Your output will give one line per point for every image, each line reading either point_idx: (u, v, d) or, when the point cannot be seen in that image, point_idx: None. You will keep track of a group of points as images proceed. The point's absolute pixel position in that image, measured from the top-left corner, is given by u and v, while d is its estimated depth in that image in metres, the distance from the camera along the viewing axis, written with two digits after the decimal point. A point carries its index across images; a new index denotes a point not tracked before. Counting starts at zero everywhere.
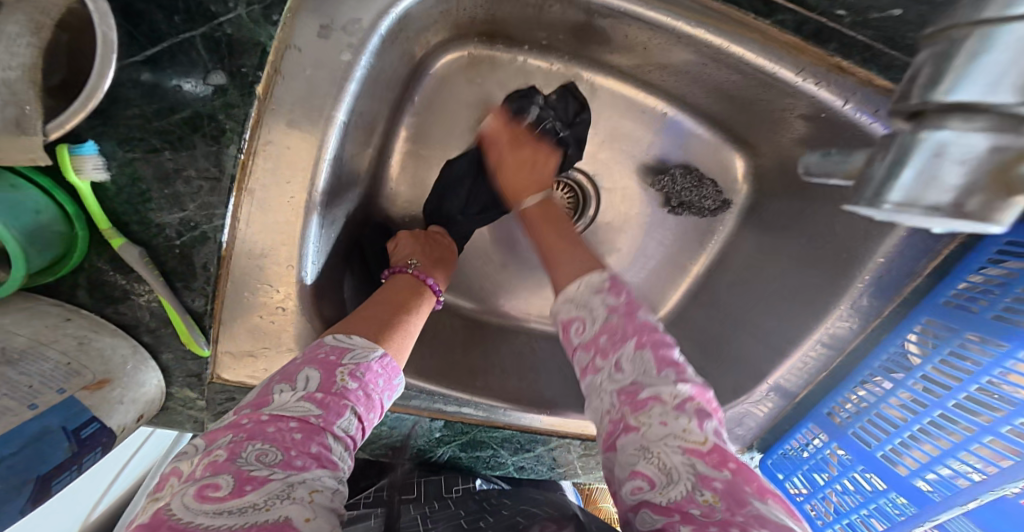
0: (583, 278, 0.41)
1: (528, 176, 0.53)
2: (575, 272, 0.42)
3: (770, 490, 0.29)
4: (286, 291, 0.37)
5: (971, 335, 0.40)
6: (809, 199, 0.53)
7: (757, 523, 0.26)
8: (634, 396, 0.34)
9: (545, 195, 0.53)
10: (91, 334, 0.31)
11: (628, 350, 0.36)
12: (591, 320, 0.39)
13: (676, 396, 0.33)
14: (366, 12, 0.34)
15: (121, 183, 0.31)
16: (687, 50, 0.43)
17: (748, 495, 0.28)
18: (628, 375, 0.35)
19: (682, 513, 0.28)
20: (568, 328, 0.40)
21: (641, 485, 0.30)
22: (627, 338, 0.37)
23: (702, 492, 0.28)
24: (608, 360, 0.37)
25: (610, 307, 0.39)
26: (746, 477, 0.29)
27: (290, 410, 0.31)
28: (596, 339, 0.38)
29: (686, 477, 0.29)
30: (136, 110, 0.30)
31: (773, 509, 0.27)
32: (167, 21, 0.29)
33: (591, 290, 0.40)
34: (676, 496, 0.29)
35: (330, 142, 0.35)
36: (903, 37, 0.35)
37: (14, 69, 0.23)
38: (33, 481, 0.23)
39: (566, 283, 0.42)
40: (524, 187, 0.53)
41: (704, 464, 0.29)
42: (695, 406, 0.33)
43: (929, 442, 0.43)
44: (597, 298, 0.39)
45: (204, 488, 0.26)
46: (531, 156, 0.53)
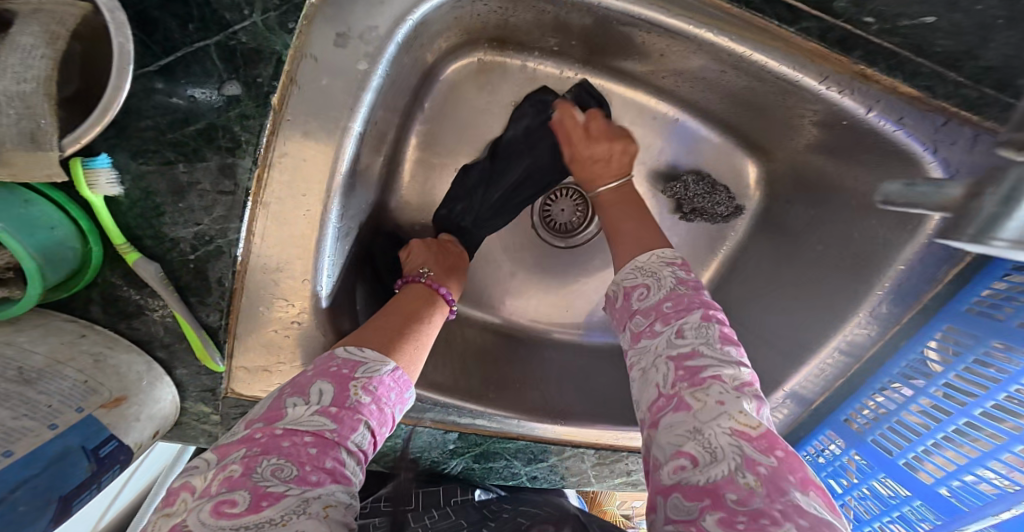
0: (655, 251, 0.41)
1: (603, 168, 0.49)
2: (640, 248, 0.42)
3: (813, 483, 0.27)
4: (301, 306, 0.36)
5: (997, 343, 0.39)
6: (827, 205, 0.53)
7: (798, 513, 0.24)
8: (693, 373, 0.32)
9: (623, 180, 0.49)
10: (106, 351, 0.31)
11: (692, 319, 0.35)
12: (656, 287, 0.38)
13: (735, 378, 0.32)
14: (382, 19, 0.33)
15: (134, 196, 0.30)
16: (705, 58, 0.43)
17: (789, 485, 0.26)
18: (690, 343, 0.34)
19: (716, 497, 0.26)
20: (629, 294, 0.40)
21: (684, 464, 0.29)
22: (693, 308, 0.36)
23: (745, 474, 0.26)
24: (669, 326, 0.36)
25: (679, 280, 0.38)
26: (792, 467, 0.27)
27: (304, 424, 0.30)
28: (660, 305, 0.37)
29: (731, 457, 0.27)
30: (150, 122, 0.29)
31: (813, 502, 0.25)
32: (181, 29, 0.29)
33: (662, 261, 0.40)
34: (717, 476, 0.27)
35: (345, 153, 0.34)
36: (932, 45, 0.35)
37: (28, 82, 0.21)
38: (56, 502, 0.24)
39: (631, 257, 0.42)
40: (602, 173, 0.49)
41: (751, 448, 0.28)
42: (753, 392, 0.32)
43: (952, 449, 0.42)
44: (668, 270, 0.39)
45: (220, 505, 0.25)
46: (607, 151, 0.49)
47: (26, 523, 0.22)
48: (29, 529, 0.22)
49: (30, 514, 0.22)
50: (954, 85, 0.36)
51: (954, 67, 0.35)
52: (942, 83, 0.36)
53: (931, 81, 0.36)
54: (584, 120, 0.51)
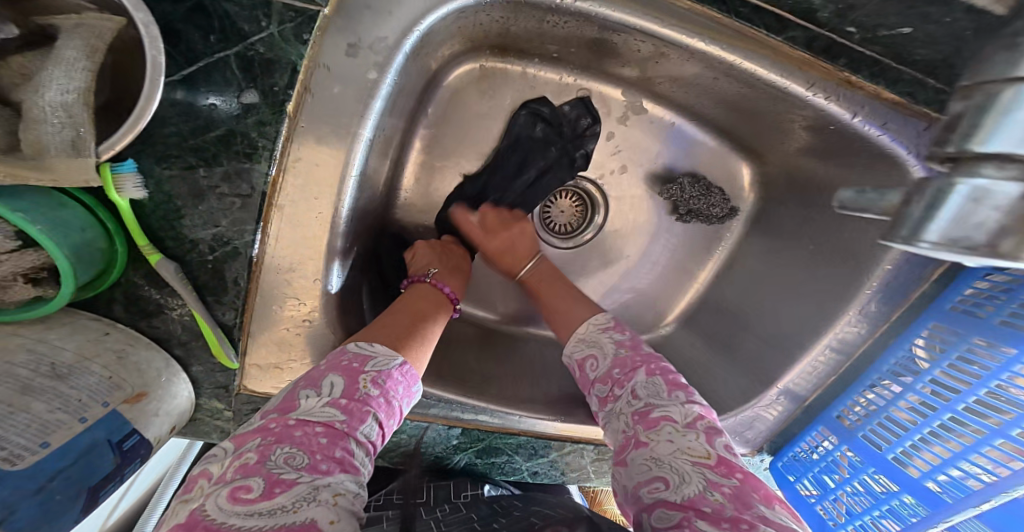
0: (589, 320, 0.47)
1: (513, 256, 0.55)
2: (582, 312, 0.48)
3: (774, 496, 0.32)
4: (312, 305, 0.37)
5: (979, 340, 0.41)
6: (818, 206, 0.54)
7: (764, 522, 0.29)
8: (646, 416, 0.37)
9: (534, 262, 0.55)
10: (128, 347, 0.32)
11: (639, 378, 0.40)
12: (602, 355, 0.44)
13: (686, 415, 0.37)
14: (391, 30, 0.35)
15: (157, 200, 0.31)
16: (698, 64, 0.44)
17: (755, 500, 0.31)
18: (642, 399, 0.39)
19: (696, 509, 0.31)
20: (583, 366, 0.44)
21: (659, 486, 0.33)
22: (637, 366, 0.41)
23: (713, 492, 0.31)
24: (623, 389, 0.41)
25: (617, 343, 0.44)
26: (754, 485, 0.32)
27: (315, 415, 0.32)
28: (609, 373, 0.42)
29: (698, 480, 0.32)
30: (173, 129, 0.31)
31: (778, 513, 0.30)
32: (203, 40, 0.30)
33: (598, 328, 0.46)
34: (689, 494, 0.32)
35: (356, 158, 0.35)
36: (912, 54, 0.37)
37: (71, 93, 0.23)
38: (85, 492, 0.26)
39: (572, 329, 0.47)
40: (512, 259, 0.55)
41: (713, 473, 0.33)
42: (705, 425, 0.36)
43: (939, 445, 0.44)
44: (605, 335, 0.45)
45: (236, 490, 0.27)
46: (517, 234, 0.55)
47: (64, 509, 0.24)
48: (65, 515, 0.24)
49: (66, 501, 0.24)
50: (933, 91, 0.38)
51: (933, 74, 0.37)
52: (923, 89, 0.38)
53: (912, 87, 0.38)
54: (492, 208, 0.57)
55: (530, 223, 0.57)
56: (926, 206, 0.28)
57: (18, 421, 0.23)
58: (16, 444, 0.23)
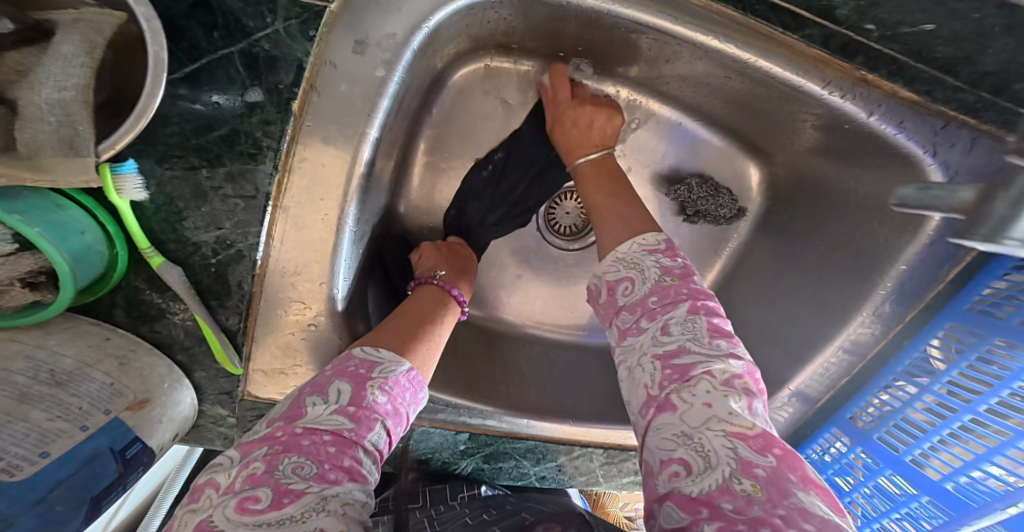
0: (636, 239, 0.43)
1: (584, 136, 0.53)
2: (623, 234, 0.44)
3: (815, 481, 0.28)
4: (318, 308, 0.36)
5: (999, 340, 0.40)
6: (829, 207, 0.54)
7: (801, 518, 0.25)
8: (682, 370, 0.35)
9: (604, 151, 0.52)
10: (130, 353, 0.31)
11: (677, 313, 0.37)
12: (641, 281, 0.40)
13: (724, 373, 0.34)
14: (399, 26, 0.34)
15: (158, 201, 0.31)
16: (710, 63, 0.44)
17: (790, 486, 0.27)
18: (675, 340, 0.36)
19: (712, 507, 0.27)
20: (615, 289, 0.42)
21: (678, 471, 0.30)
22: (679, 300, 0.38)
23: (740, 480, 0.27)
24: (654, 321, 0.38)
25: (663, 268, 0.40)
26: (792, 466, 0.28)
27: (323, 423, 0.31)
28: (645, 300, 0.39)
29: (724, 463, 0.29)
30: (175, 128, 0.30)
31: (817, 502, 0.26)
32: (206, 37, 0.29)
33: (644, 250, 0.41)
34: (710, 485, 0.28)
35: (362, 158, 0.34)
36: (932, 52, 0.36)
37: (69, 90, 0.22)
38: (88, 502, 0.25)
39: (614, 245, 0.44)
40: (579, 147, 0.53)
41: (747, 449, 0.29)
42: (743, 385, 0.33)
43: (959, 446, 0.42)
44: (650, 258, 0.41)
45: (244, 501, 0.26)
46: (591, 115, 0.52)
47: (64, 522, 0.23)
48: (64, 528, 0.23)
49: (67, 511, 0.23)
50: (952, 90, 0.37)
51: (952, 72, 0.36)
52: (941, 88, 0.37)
53: (929, 87, 0.37)
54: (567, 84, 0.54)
55: (620, 115, 0.53)
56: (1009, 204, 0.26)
57: (15, 431, 0.22)
58: (14, 455, 0.22)
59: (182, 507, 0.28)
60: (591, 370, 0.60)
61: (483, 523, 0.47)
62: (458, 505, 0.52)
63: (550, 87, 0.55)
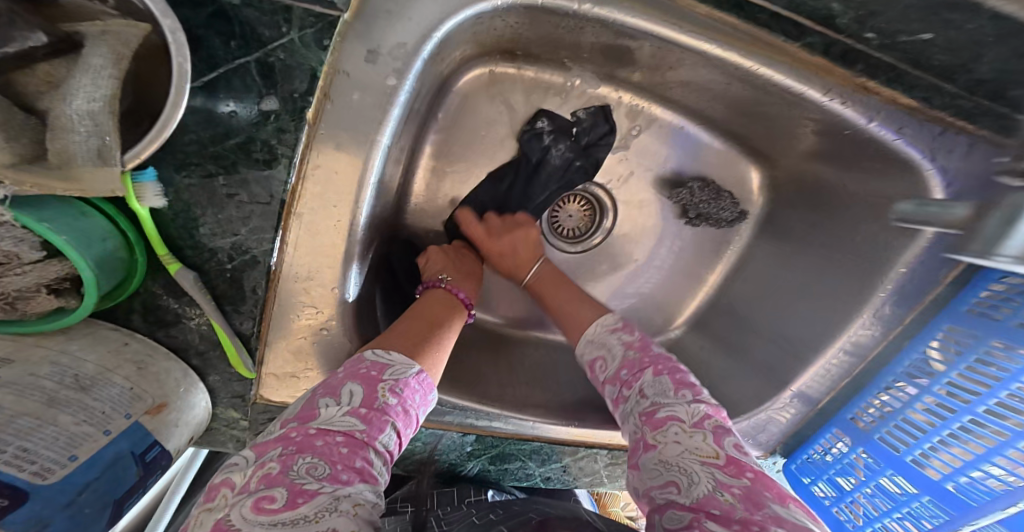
0: (598, 321, 0.48)
1: (514, 260, 0.55)
2: (583, 326, 0.49)
3: (790, 495, 0.32)
4: (329, 312, 0.37)
5: (997, 342, 0.41)
6: (830, 210, 0.54)
7: (775, 522, 0.29)
8: (653, 416, 0.39)
9: (539, 265, 0.55)
10: (148, 358, 0.32)
11: (647, 378, 0.41)
12: (611, 357, 0.45)
13: (692, 415, 0.38)
14: (410, 35, 0.34)
15: (176, 209, 0.31)
16: (712, 71, 0.45)
17: (767, 499, 0.31)
18: (650, 399, 0.40)
19: (707, 511, 0.31)
20: (593, 367, 0.46)
21: (673, 490, 0.33)
22: (644, 367, 0.42)
23: (722, 493, 0.32)
24: (631, 389, 0.42)
25: (626, 344, 0.45)
26: (766, 484, 0.32)
27: (336, 424, 0.32)
28: (618, 373, 0.43)
29: (705, 482, 0.33)
30: (193, 137, 0.30)
31: (793, 511, 0.30)
32: (223, 46, 0.30)
33: (606, 329, 0.47)
34: (700, 494, 0.32)
35: (374, 165, 0.35)
36: (930, 59, 0.37)
37: (98, 101, 0.23)
38: (112, 505, 0.25)
39: (581, 329, 0.49)
40: (523, 262, 0.55)
41: (722, 473, 0.33)
42: (713, 424, 0.37)
43: (959, 446, 0.43)
44: (613, 337, 0.46)
45: (260, 500, 0.26)
46: (517, 225, 0.56)
47: (90, 525, 0.24)
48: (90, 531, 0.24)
49: (93, 514, 0.24)
50: (949, 96, 0.38)
51: (950, 79, 0.38)
52: (939, 94, 0.38)
53: (927, 93, 0.38)
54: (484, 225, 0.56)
55: (534, 228, 0.57)
56: (1002, 222, 0.30)
57: (45, 435, 0.23)
58: (47, 458, 0.22)
59: (198, 505, 0.29)
60: (596, 372, 0.61)
61: (490, 522, 0.46)
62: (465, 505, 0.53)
63: (467, 226, 0.57)
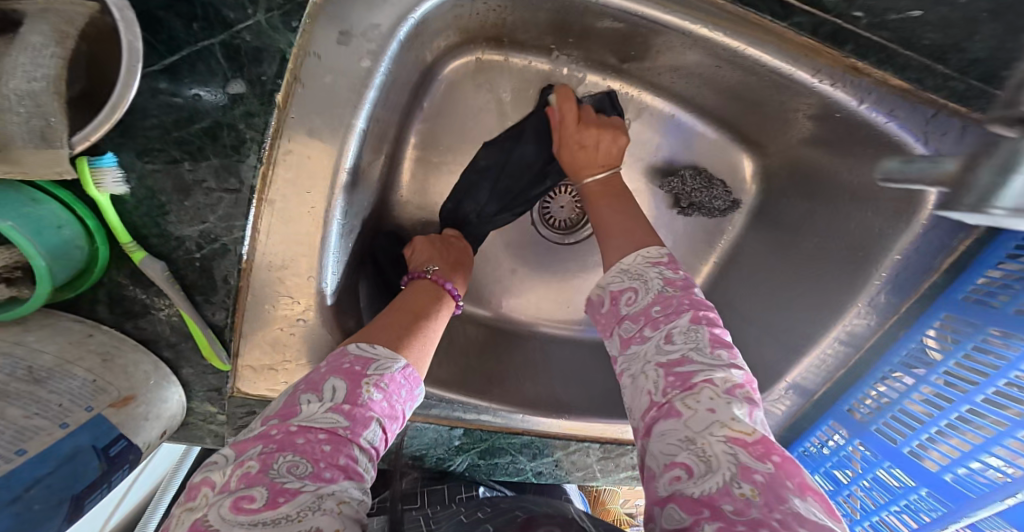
0: (640, 251, 0.42)
1: (591, 157, 0.50)
2: (629, 246, 0.43)
3: (812, 488, 0.27)
4: (306, 303, 0.36)
5: (995, 331, 0.40)
6: (825, 198, 0.53)
7: (796, 521, 0.24)
8: (683, 378, 0.34)
9: (611, 171, 0.50)
10: (114, 350, 0.31)
11: (681, 323, 0.36)
12: (644, 290, 0.40)
13: (725, 381, 0.33)
14: (383, 16, 0.33)
15: (139, 196, 0.30)
16: (700, 52, 0.43)
17: (789, 492, 0.26)
18: (679, 349, 0.35)
19: (713, 509, 0.26)
20: (617, 298, 0.41)
21: (679, 474, 0.29)
22: (681, 311, 0.37)
23: (740, 485, 0.27)
24: (659, 330, 0.37)
25: (666, 280, 0.39)
26: (790, 473, 0.28)
27: (317, 421, 0.31)
28: (648, 310, 0.38)
29: (725, 468, 0.28)
30: (154, 121, 0.29)
31: (813, 508, 0.26)
32: (185, 28, 0.29)
33: (647, 262, 0.41)
34: (710, 489, 0.27)
35: (349, 151, 0.34)
36: (920, 38, 0.35)
37: (39, 81, 0.22)
38: (69, 500, 0.24)
39: (619, 257, 0.43)
40: (587, 165, 0.50)
41: (746, 455, 0.28)
42: (744, 394, 0.33)
43: (957, 436, 0.42)
44: (654, 270, 0.40)
45: (239, 500, 0.25)
46: (595, 137, 0.50)
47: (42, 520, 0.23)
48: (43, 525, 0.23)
49: (46, 511, 0.23)
50: (942, 78, 0.36)
51: (941, 60, 0.36)
52: (931, 76, 0.36)
53: (921, 74, 0.37)
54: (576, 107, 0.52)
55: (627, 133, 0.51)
56: None
57: None
58: None
59: (179, 504, 0.28)
60: (587, 365, 0.60)
61: (478, 519, 0.46)
62: (454, 504, 0.52)
63: (557, 105, 0.52)
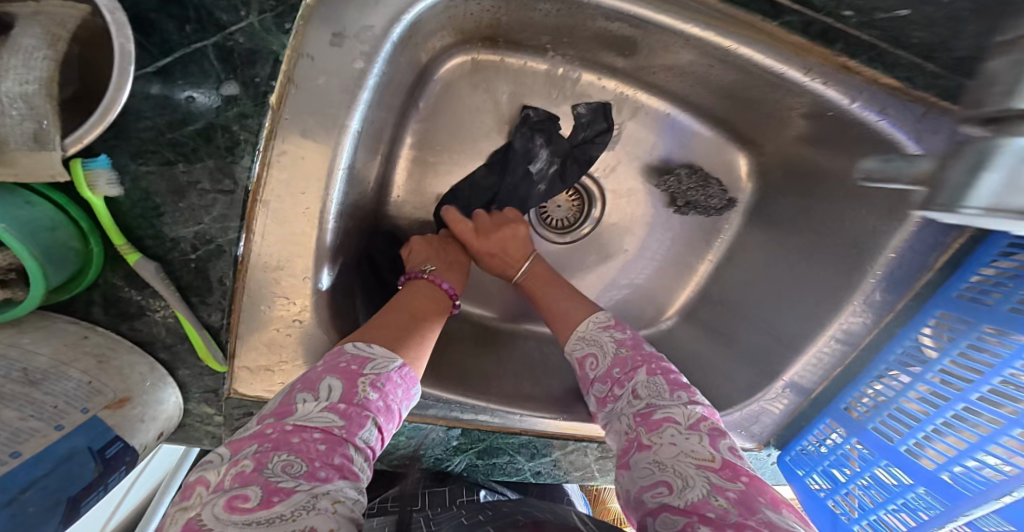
0: (590, 317, 0.45)
1: (501, 261, 0.52)
2: (580, 311, 0.46)
3: (783, 500, 0.31)
4: (302, 304, 0.36)
5: (990, 328, 0.40)
6: (820, 196, 0.53)
7: (769, 527, 0.28)
8: (648, 417, 0.37)
9: (529, 264, 0.52)
10: (110, 352, 0.31)
11: (640, 378, 0.39)
12: (602, 354, 0.42)
13: (688, 417, 0.36)
14: (377, 18, 0.33)
15: (133, 197, 0.30)
16: (693, 52, 0.44)
17: (760, 504, 0.30)
18: (643, 399, 0.38)
19: (700, 514, 0.30)
20: (582, 364, 0.43)
21: (662, 490, 0.32)
22: (637, 366, 0.40)
23: (716, 497, 0.31)
24: (624, 389, 0.40)
25: (619, 341, 0.42)
26: (759, 489, 0.31)
27: (313, 420, 0.31)
28: (609, 372, 0.41)
29: (701, 484, 0.32)
30: (148, 122, 0.30)
31: (785, 518, 0.29)
32: (178, 30, 0.29)
33: (599, 327, 0.44)
34: (693, 498, 0.31)
35: (343, 150, 0.34)
36: (909, 37, 0.36)
37: (32, 83, 0.22)
38: (65, 502, 0.24)
39: (573, 323, 0.45)
40: (512, 258, 0.51)
41: (717, 477, 0.32)
42: (709, 426, 0.36)
43: (953, 435, 0.42)
44: (605, 334, 0.43)
45: (234, 499, 0.26)
46: (507, 237, 0.52)
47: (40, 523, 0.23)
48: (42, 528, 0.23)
49: (41, 513, 0.23)
50: (932, 76, 0.37)
51: (930, 57, 0.36)
52: (922, 74, 0.37)
53: (911, 72, 0.37)
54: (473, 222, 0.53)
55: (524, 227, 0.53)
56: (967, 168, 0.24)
57: None
58: None
59: (173, 503, 0.28)
60: None
61: (478, 522, 0.46)
62: (455, 506, 0.53)
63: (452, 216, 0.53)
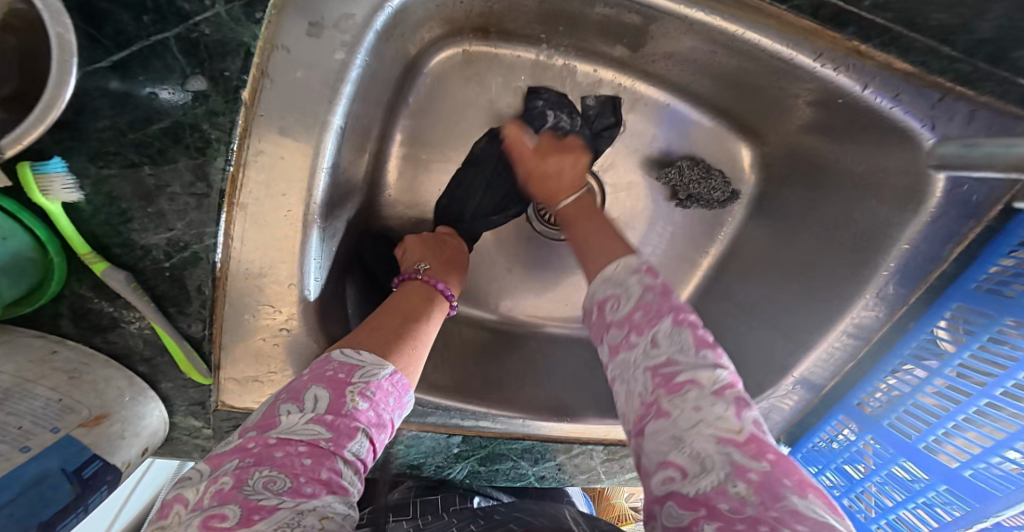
0: (621, 259, 0.38)
1: (557, 183, 0.49)
2: (602, 260, 0.39)
3: (812, 484, 0.25)
4: (289, 312, 0.34)
5: (1011, 321, 0.38)
6: (827, 187, 0.51)
7: (794, 519, 0.22)
8: (669, 379, 0.30)
9: (580, 195, 0.49)
10: (82, 367, 0.30)
11: (664, 327, 0.32)
12: (625, 297, 0.35)
13: (714, 381, 0.30)
14: (358, 6, 0.31)
15: (96, 203, 0.29)
16: (695, 38, 0.42)
17: (785, 489, 0.24)
18: (664, 352, 0.32)
19: (709, 508, 0.25)
20: (603, 306, 0.36)
21: (673, 474, 0.27)
22: (662, 314, 0.33)
23: (735, 483, 0.25)
24: (643, 336, 0.33)
25: (647, 285, 0.35)
26: (787, 470, 0.25)
27: (298, 433, 0.29)
28: (630, 317, 0.34)
29: (719, 466, 0.26)
30: (108, 122, 0.28)
31: (815, 505, 0.23)
32: (135, 22, 0.27)
33: (628, 269, 0.37)
34: (705, 487, 0.26)
35: (326, 148, 0.32)
36: (926, 19, 0.33)
37: None
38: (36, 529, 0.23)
39: (601, 267, 0.39)
40: (562, 189, 0.49)
41: (739, 454, 0.26)
42: (734, 394, 0.30)
43: (974, 430, 0.41)
44: (634, 277, 0.36)
45: (210, 519, 0.23)
46: (567, 160, 0.50)
47: None
48: None
49: None
50: (948, 59, 0.35)
51: (948, 41, 0.34)
52: (937, 57, 0.35)
53: (926, 56, 0.35)
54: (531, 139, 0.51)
55: (587, 155, 0.51)
56: None
57: None
58: None
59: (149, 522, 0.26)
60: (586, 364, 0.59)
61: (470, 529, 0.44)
62: (447, 513, 0.50)
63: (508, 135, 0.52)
